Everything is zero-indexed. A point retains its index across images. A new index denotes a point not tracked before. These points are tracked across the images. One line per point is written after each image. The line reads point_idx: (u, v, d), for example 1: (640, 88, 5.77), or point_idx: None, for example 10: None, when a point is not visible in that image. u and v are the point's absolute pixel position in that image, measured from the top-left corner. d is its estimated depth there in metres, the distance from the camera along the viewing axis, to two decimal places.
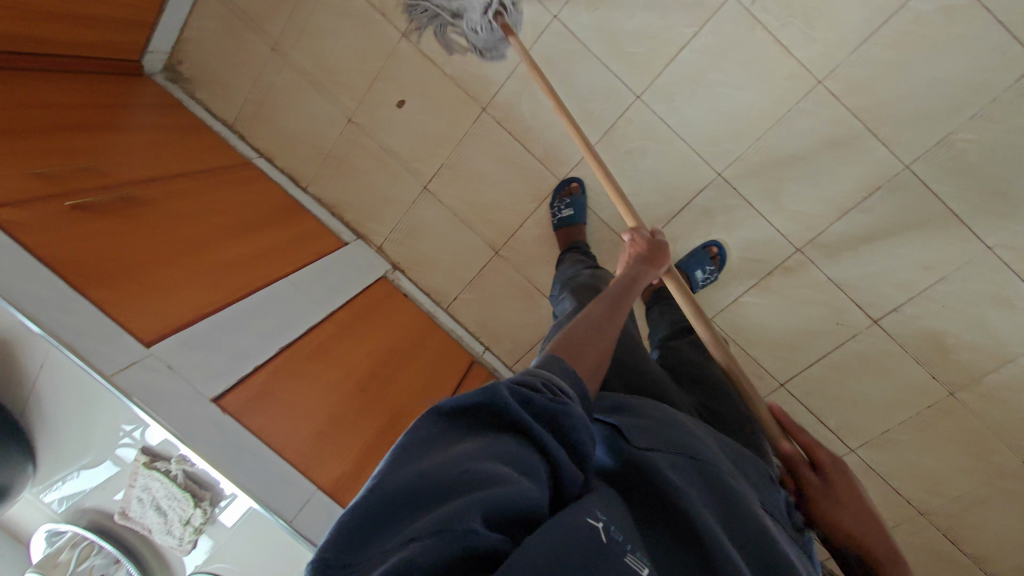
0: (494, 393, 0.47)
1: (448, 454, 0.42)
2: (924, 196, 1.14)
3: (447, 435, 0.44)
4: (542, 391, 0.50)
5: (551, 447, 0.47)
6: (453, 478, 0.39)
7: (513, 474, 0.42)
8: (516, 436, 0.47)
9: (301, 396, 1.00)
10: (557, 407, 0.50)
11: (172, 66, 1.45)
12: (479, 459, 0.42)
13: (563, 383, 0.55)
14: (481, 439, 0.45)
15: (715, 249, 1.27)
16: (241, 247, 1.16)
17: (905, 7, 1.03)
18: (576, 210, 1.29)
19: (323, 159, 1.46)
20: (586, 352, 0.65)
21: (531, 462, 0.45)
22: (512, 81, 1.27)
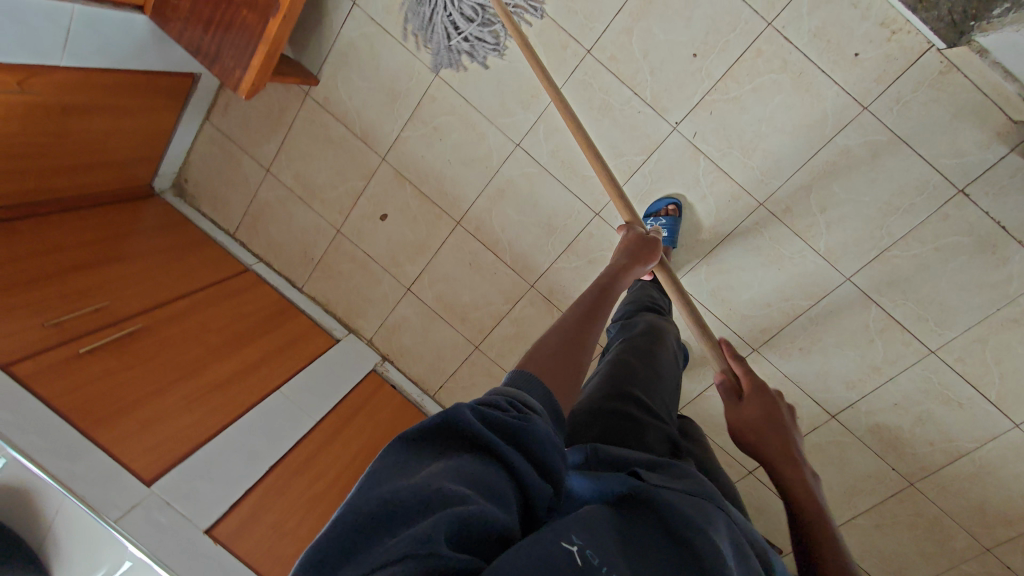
0: (456, 412, 0.39)
1: (413, 477, 0.35)
2: (865, 304, 1.22)
3: (413, 459, 0.37)
4: (509, 408, 0.42)
5: (523, 468, 0.38)
6: (414, 506, 0.32)
7: (478, 498, 0.34)
8: (488, 457, 0.38)
9: (287, 514, 1.11)
10: (533, 423, 0.41)
11: (180, 184, 1.62)
12: (443, 481, 0.34)
13: (536, 400, 0.46)
14: (449, 459, 0.37)
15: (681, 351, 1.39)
16: (234, 362, 1.28)
17: (831, 141, 1.12)
18: (668, 233, 1.21)
19: (316, 263, 1.58)
20: (565, 370, 0.54)
21: (502, 486, 0.37)
22: (482, 198, 1.38)
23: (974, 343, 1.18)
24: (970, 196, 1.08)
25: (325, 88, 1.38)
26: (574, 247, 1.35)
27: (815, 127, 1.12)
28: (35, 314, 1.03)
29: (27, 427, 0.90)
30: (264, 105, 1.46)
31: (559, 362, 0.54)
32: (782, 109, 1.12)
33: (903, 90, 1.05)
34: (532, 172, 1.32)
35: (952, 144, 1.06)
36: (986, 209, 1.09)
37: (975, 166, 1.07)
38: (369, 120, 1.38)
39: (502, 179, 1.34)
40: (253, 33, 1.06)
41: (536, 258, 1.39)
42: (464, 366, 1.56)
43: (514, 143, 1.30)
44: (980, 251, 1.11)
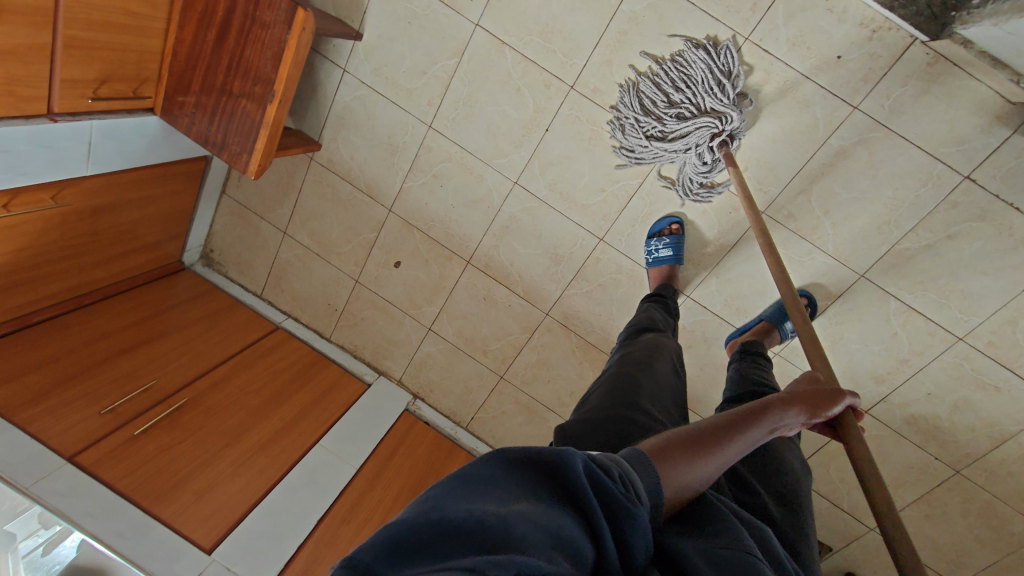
0: (567, 457, 0.45)
1: (504, 504, 0.40)
2: (883, 298, 1.20)
3: (509, 486, 0.43)
4: (617, 478, 0.47)
5: (605, 535, 0.43)
6: (501, 532, 0.36)
7: (559, 549, 0.38)
8: (575, 512, 0.43)
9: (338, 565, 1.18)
10: (631, 503, 0.46)
11: (206, 253, 1.71)
12: (530, 522, 0.38)
13: (644, 484, 0.51)
14: (539, 502, 0.42)
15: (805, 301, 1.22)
16: (275, 420, 1.36)
17: (825, 144, 1.11)
18: (674, 251, 1.22)
19: (339, 313, 1.65)
20: (682, 469, 0.55)
21: (583, 545, 0.40)
22: (489, 236, 1.42)
23: (1002, 325, 1.15)
24: (977, 181, 1.06)
25: (328, 151, 1.44)
26: (583, 272, 1.37)
27: (808, 132, 1.11)
28: (91, 404, 1.12)
29: (97, 514, 0.99)
30: (273, 173, 1.53)
31: (680, 467, 0.55)
32: (771, 118, 1.12)
33: (892, 85, 1.04)
34: (533, 206, 1.35)
35: (951, 132, 1.04)
36: (995, 192, 1.06)
37: (978, 150, 1.04)
38: (372, 175, 1.44)
39: (505, 216, 1.38)
40: (254, 118, 1.13)
41: (547, 287, 1.42)
42: (492, 396, 1.61)
43: (512, 182, 1.34)
44: (996, 234, 1.09)
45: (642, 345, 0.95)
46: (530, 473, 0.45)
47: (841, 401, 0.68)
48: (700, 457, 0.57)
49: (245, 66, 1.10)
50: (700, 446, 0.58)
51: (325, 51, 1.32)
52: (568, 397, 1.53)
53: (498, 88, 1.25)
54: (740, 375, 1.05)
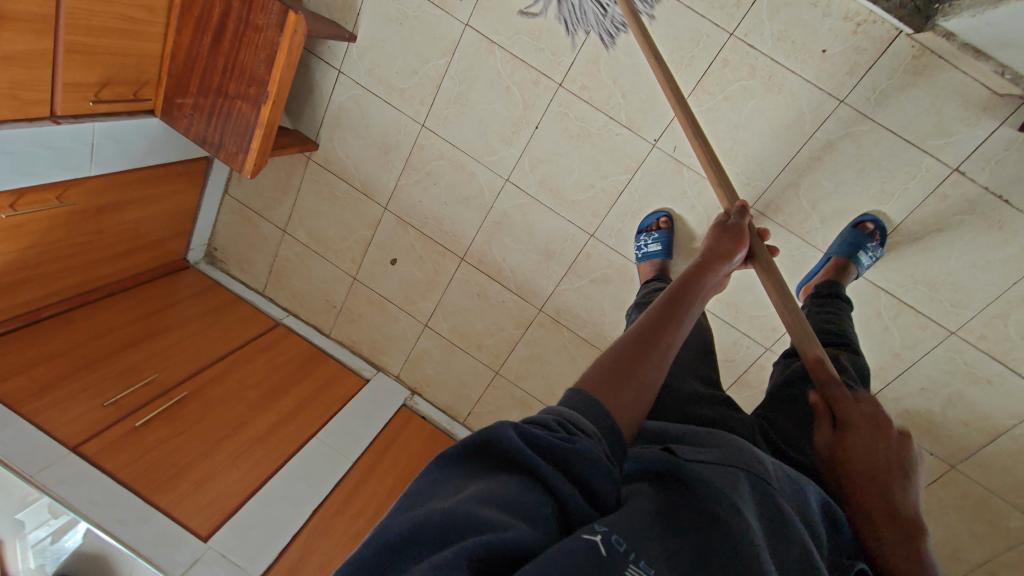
0: (494, 432, 0.45)
1: (448, 498, 0.40)
2: (873, 292, 1.20)
3: (450, 482, 0.43)
4: (554, 428, 0.48)
5: (559, 486, 0.44)
6: (445, 525, 0.37)
7: (510, 518, 0.39)
8: (522, 475, 0.44)
9: (331, 553, 1.20)
10: (572, 442, 0.46)
11: (210, 251, 1.76)
12: (473, 503, 0.39)
13: (587, 420, 0.51)
14: (482, 483, 0.42)
15: (873, 224, 1.12)
16: (273, 413, 1.39)
17: (812, 138, 1.11)
18: (662, 245, 1.22)
19: (338, 310, 1.68)
20: (623, 384, 0.57)
21: (537, 505, 0.42)
22: (481, 233, 1.44)
23: (994, 319, 1.14)
24: (965, 173, 1.05)
25: (325, 150, 1.47)
26: (575, 268, 1.39)
27: (793, 126, 1.11)
28: (95, 396, 1.16)
29: (98, 501, 1.03)
30: (272, 173, 1.56)
31: (620, 380, 0.57)
32: (757, 112, 1.12)
33: (878, 79, 1.04)
34: (524, 203, 1.37)
35: (937, 125, 1.04)
36: (984, 185, 1.05)
37: (965, 143, 1.04)
38: (367, 173, 1.47)
39: (497, 213, 1.40)
40: (249, 119, 1.17)
41: (539, 283, 1.44)
42: (488, 390, 1.63)
43: (503, 179, 1.36)
44: (986, 228, 1.08)
45: None
46: (470, 462, 0.45)
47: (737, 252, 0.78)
48: (637, 365, 0.59)
49: (239, 69, 1.14)
50: (632, 353, 0.60)
51: (320, 53, 1.35)
52: (562, 392, 1.55)
53: (487, 86, 1.27)
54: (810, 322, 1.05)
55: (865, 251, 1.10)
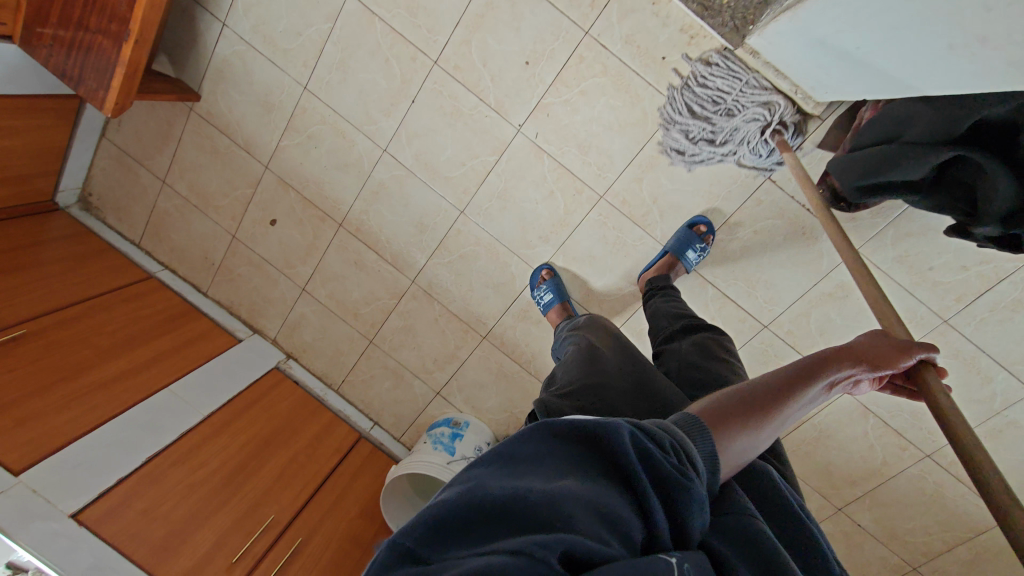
0: (615, 438, 0.51)
1: (551, 482, 0.46)
2: (702, 285, 1.33)
3: (553, 464, 0.49)
4: (669, 451, 0.53)
5: (657, 514, 0.48)
6: (548, 507, 0.42)
7: (608, 528, 0.44)
8: (624, 487, 0.49)
9: (159, 500, 1.18)
10: (677, 473, 0.51)
11: (85, 198, 1.70)
12: (581, 500, 0.44)
13: (699, 452, 0.56)
14: (585, 480, 0.47)
15: (703, 227, 1.25)
16: (125, 360, 1.37)
17: (653, 137, 1.22)
18: (553, 292, 1.34)
19: (216, 268, 1.68)
20: (735, 429, 0.61)
21: (633, 520, 0.46)
22: (360, 201, 1.47)
23: (799, 316, 1.28)
24: (776, 182, 1.20)
25: (208, 103, 1.46)
26: (446, 243, 1.45)
27: (638, 124, 1.22)
28: None
29: None
30: (153, 121, 1.55)
31: (735, 422, 0.61)
32: (607, 107, 1.23)
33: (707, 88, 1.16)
34: (400, 174, 1.42)
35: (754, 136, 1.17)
36: (791, 194, 1.20)
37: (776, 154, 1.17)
38: (249, 131, 1.47)
39: (375, 182, 1.44)
40: (111, 56, 1.15)
41: (412, 255, 1.50)
42: (363, 360, 1.66)
43: (381, 149, 1.40)
44: (792, 232, 1.22)
45: (596, 328, 1.03)
46: (572, 448, 0.51)
47: (915, 353, 0.64)
48: (758, 417, 0.62)
49: (102, 3, 1.12)
50: (756, 402, 0.63)
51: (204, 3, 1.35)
52: (432, 364, 1.60)
53: (368, 56, 1.32)
54: (661, 312, 1.17)
55: (692, 248, 1.23)
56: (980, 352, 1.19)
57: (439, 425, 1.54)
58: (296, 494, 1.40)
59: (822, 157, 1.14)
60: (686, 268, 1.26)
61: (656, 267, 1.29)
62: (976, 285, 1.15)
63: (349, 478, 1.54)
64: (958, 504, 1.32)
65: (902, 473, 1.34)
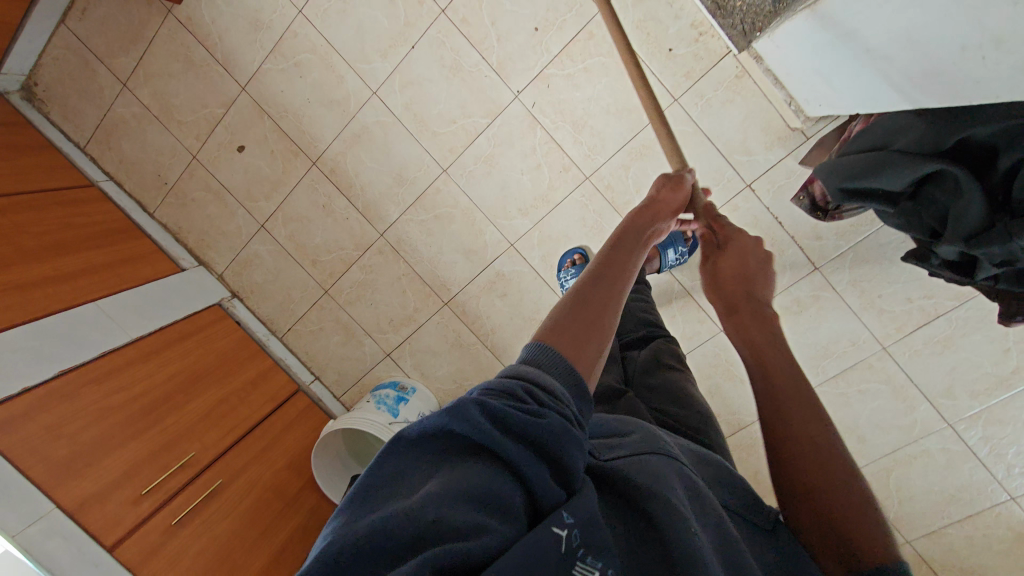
0: (456, 417, 0.42)
1: (408, 498, 0.38)
2: (669, 281, 1.38)
3: (412, 475, 0.40)
4: (523, 398, 0.44)
5: (533, 472, 0.42)
6: (407, 534, 0.35)
7: (482, 517, 0.37)
8: (489, 459, 0.41)
9: (68, 419, 1.07)
10: (540, 417, 0.43)
11: (29, 87, 1.53)
12: (442, 502, 0.37)
13: (552, 379, 0.47)
14: (447, 474, 0.39)
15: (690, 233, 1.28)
16: (50, 266, 1.23)
17: (647, 127, 1.24)
18: (581, 279, 1.29)
19: (168, 188, 1.56)
20: (577, 327, 0.54)
21: (508, 494, 0.40)
22: (339, 141, 1.41)
23: None
24: (755, 191, 1.23)
25: (190, 8, 1.36)
26: (423, 200, 1.41)
27: (634, 112, 1.23)
28: None
29: None
30: (124, 16, 1.42)
31: (581, 328, 0.54)
32: (608, 89, 1.23)
33: (706, 88, 1.18)
34: (386, 121, 1.36)
35: (742, 142, 1.20)
36: (767, 206, 1.23)
37: (759, 165, 1.21)
38: (231, 46, 1.38)
39: (358, 124, 1.38)
40: None
41: (385, 208, 1.44)
42: (314, 310, 1.59)
43: (371, 91, 1.35)
44: (762, 242, 1.26)
45: None
46: (430, 444, 0.42)
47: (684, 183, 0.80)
48: (599, 315, 0.56)
49: None
50: (593, 306, 0.56)
51: None
52: (387, 323, 1.55)
53: None
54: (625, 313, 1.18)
55: (674, 248, 1.28)
56: (911, 382, 1.27)
57: (385, 387, 1.49)
58: (222, 436, 1.31)
59: (802, 173, 1.18)
60: (661, 265, 1.30)
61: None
62: (917, 317, 1.23)
63: (281, 429, 1.47)
64: None
65: None
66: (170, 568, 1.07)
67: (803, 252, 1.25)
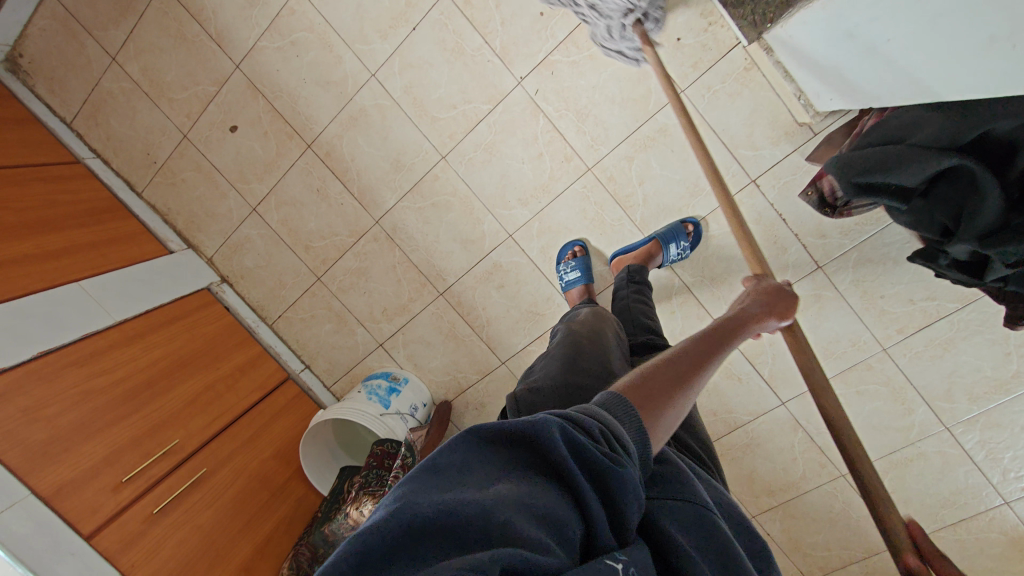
0: (541, 431, 0.42)
1: (481, 491, 0.38)
2: (668, 278, 1.33)
3: (482, 469, 0.41)
4: (603, 439, 0.45)
5: (594, 508, 0.41)
6: (477, 523, 0.35)
7: (546, 533, 0.37)
8: (557, 486, 0.42)
9: (46, 401, 1.03)
10: (614, 462, 0.44)
11: (13, 58, 1.47)
12: (513, 509, 0.37)
13: (629, 432, 0.48)
14: (518, 483, 0.40)
15: (692, 226, 1.25)
16: (30, 243, 1.18)
17: (653, 118, 1.21)
18: (581, 271, 1.28)
19: (157, 168, 1.51)
20: (666, 398, 0.55)
21: (569, 522, 0.39)
22: (335, 124, 1.37)
23: None
24: (759, 187, 1.21)
25: None
26: (420, 186, 1.38)
27: (640, 101, 1.21)
28: None
29: None
30: None
31: (664, 398, 0.54)
32: (613, 77, 1.20)
33: (713, 79, 1.16)
34: (384, 104, 1.33)
35: (748, 136, 1.18)
36: (771, 202, 1.21)
37: (765, 159, 1.19)
38: (225, 21, 1.33)
39: (355, 107, 1.34)
40: None
41: (381, 194, 1.41)
42: (306, 296, 1.55)
43: (369, 73, 1.31)
44: (766, 239, 1.24)
45: (587, 316, 0.99)
46: (502, 449, 0.43)
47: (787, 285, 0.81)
48: (684, 388, 0.57)
49: None
50: (678, 378, 0.57)
51: None
52: (380, 313, 1.52)
53: None
54: (629, 308, 1.11)
55: (676, 243, 1.22)
56: (909, 384, 1.26)
57: (377, 377, 1.46)
58: (208, 423, 1.27)
59: (808, 169, 1.16)
60: (662, 261, 1.24)
61: (637, 252, 1.24)
62: (918, 319, 1.21)
63: (270, 417, 1.44)
64: (861, 526, 1.38)
65: (817, 488, 1.39)
66: (149, 558, 1.03)
67: (806, 251, 1.24)
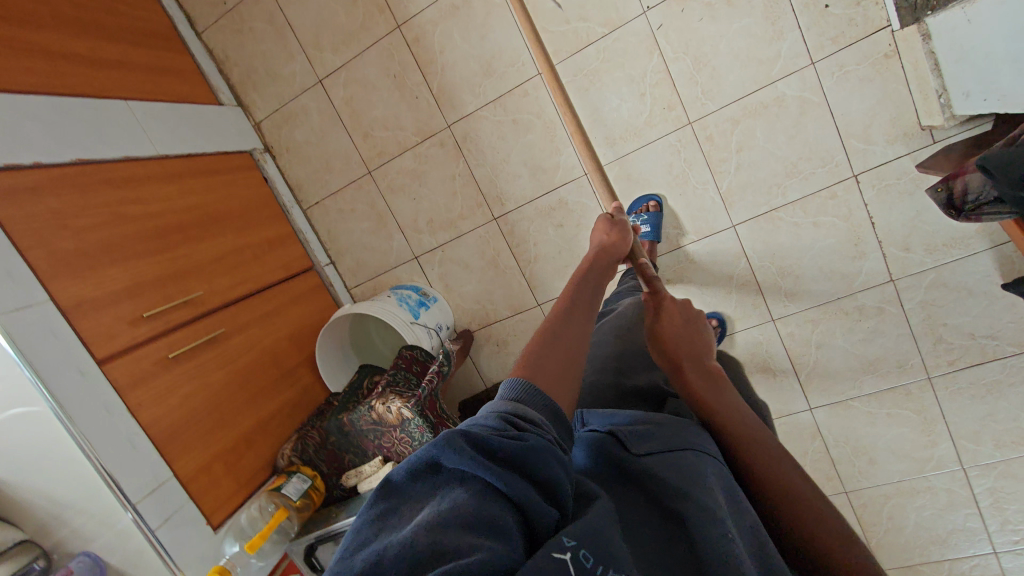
0: (439, 450, 0.36)
1: (394, 534, 0.32)
2: (736, 256, 1.28)
3: (400, 513, 0.34)
4: (503, 426, 0.40)
5: (523, 496, 0.36)
6: (399, 559, 0.29)
7: (472, 540, 0.31)
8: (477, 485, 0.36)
9: (78, 209, 0.94)
10: (520, 438, 0.38)
11: None
12: (430, 531, 0.31)
13: (534, 411, 0.44)
14: (433, 507, 0.34)
15: (717, 324, 1.32)
16: (87, 44, 1.07)
17: (772, 85, 1.15)
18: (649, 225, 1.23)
19: (225, 10, 1.40)
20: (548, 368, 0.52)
21: (499, 518, 0.34)
22: (434, 9, 1.27)
23: (808, 321, 1.28)
24: (859, 184, 1.16)
25: None
26: (506, 100, 1.29)
27: (764, 64, 1.14)
28: None
29: None
30: None
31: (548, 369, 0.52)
32: (744, 31, 1.13)
33: (849, 58, 1.10)
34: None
35: (865, 128, 1.13)
36: (866, 203, 1.17)
37: (875, 156, 1.14)
38: None
39: None
40: None
41: (462, 97, 1.32)
42: (350, 188, 1.46)
43: None
44: (846, 240, 1.20)
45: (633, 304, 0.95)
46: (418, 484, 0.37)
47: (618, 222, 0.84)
48: (566, 357, 0.55)
49: None
50: (556, 352, 0.55)
51: None
52: (425, 223, 1.44)
53: None
54: None
55: None
56: (942, 418, 1.25)
57: (406, 289, 1.38)
58: (231, 285, 1.20)
59: (915, 177, 1.12)
60: None
61: None
62: (974, 355, 1.19)
63: (289, 300, 1.36)
64: None
65: None
66: (157, 401, 0.96)
67: (885, 262, 1.20)
